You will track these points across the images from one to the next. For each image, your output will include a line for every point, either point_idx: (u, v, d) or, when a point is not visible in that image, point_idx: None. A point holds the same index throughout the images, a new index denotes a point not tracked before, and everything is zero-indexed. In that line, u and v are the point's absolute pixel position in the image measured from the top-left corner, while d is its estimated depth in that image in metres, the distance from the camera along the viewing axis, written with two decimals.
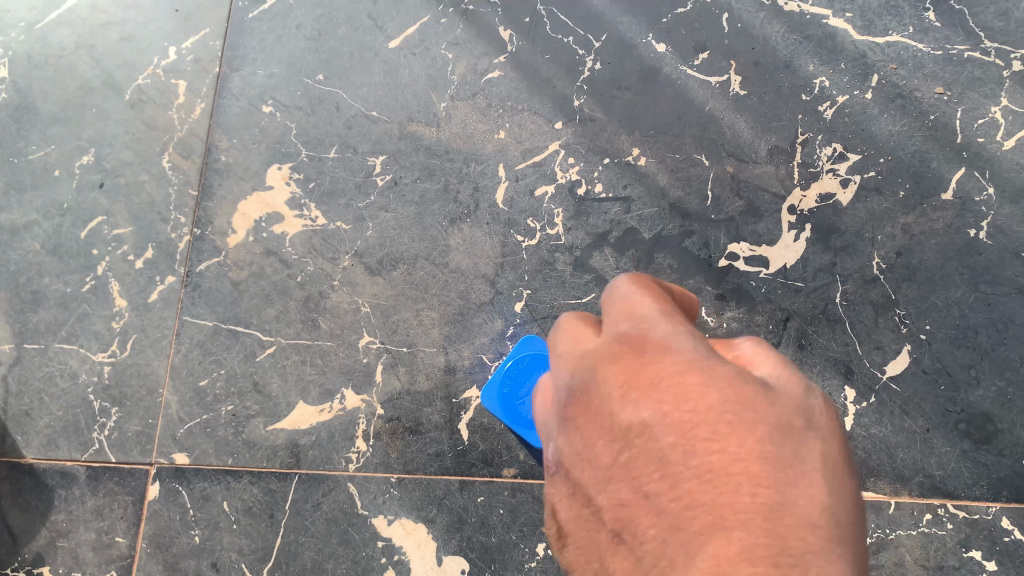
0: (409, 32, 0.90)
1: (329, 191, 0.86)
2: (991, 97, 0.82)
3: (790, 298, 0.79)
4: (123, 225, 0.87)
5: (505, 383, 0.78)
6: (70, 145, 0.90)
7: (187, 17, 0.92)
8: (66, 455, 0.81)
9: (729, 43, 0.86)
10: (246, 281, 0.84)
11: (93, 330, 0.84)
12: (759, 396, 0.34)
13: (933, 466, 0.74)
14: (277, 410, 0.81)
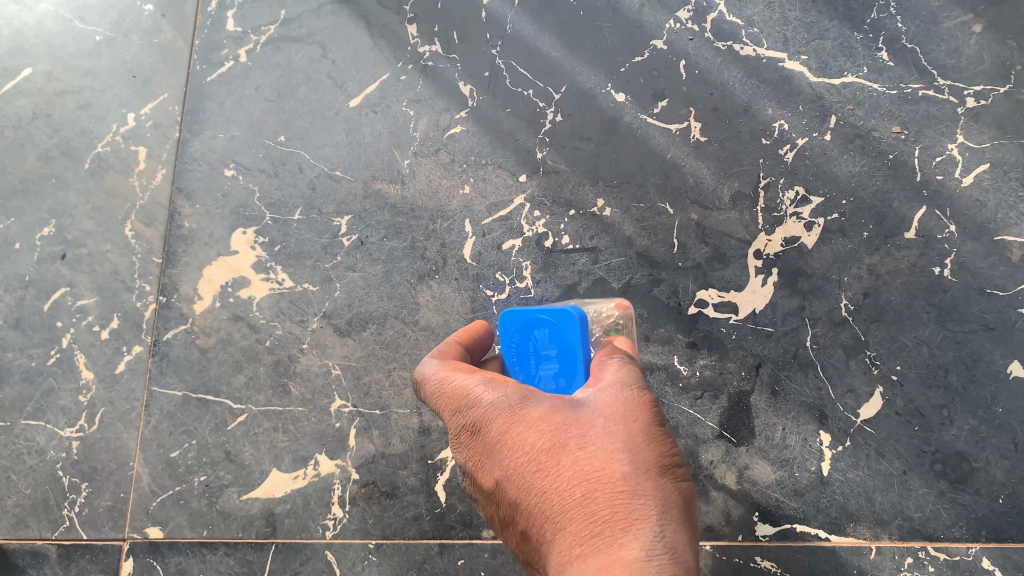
0: (369, 90, 0.90)
1: (295, 253, 0.86)
2: (947, 134, 0.83)
3: (761, 343, 0.79)
4: (87, 295, 0.86)
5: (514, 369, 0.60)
6: (31, 216, 0.89)
7: (144, 82, 0.92)
8: (37, 534, 0.80)
9: (687, 90, 0.87)
10: (214, 347, 0.84)
11: (60, 405, 0.83)
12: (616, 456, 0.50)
13: (912, 508, 0.75)
14: (251, 479, 0.80)
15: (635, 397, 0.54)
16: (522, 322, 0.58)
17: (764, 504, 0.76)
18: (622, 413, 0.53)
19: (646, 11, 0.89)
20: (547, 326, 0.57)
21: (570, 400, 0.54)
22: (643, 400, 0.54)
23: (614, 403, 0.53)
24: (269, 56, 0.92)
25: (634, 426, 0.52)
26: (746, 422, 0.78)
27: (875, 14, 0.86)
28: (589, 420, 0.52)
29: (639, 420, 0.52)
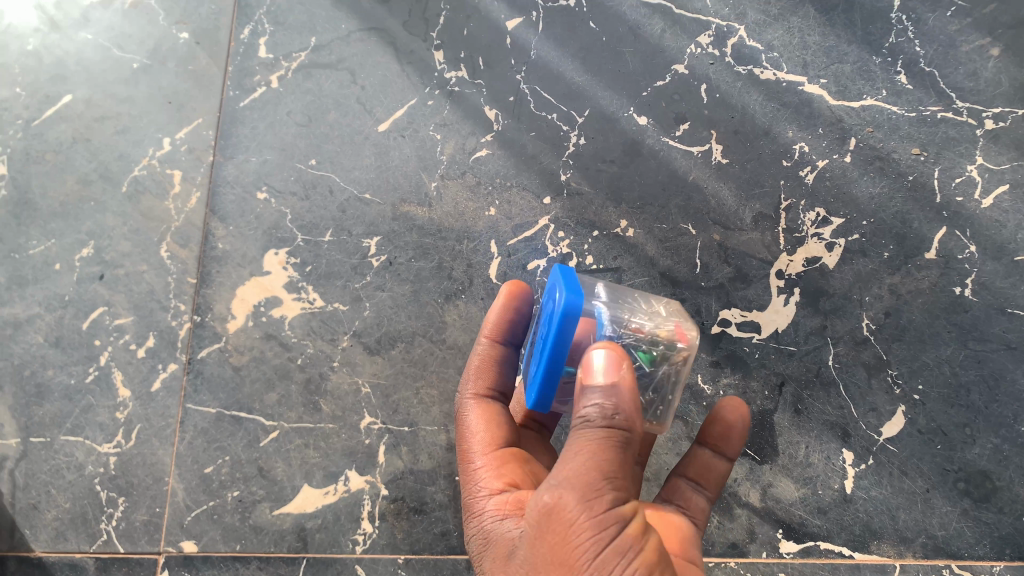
0: (398, 115, 0.93)
1: (326, 273, 0.88)
2: (966, 156, 0.84)
3: (784, 362, 0.80)
4: (124, 314, 0.89)
5: None
6: (70, 238, 0.92)
7: (179, 108, 0.95)
8: (75, 547, 0.82)
9: (709, 113, 0.88)
10: (247, 365, 0.86)
11: (97, 421, 0.85)
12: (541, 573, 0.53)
13: (935, 526, 0.76)
14: (282, 494, 0.82)
15: (560, 529, 0.52)
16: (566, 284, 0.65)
17: (788, 521, 0.77)
18: (548, 552, 0.53)
19: (668, 36, 0.91)
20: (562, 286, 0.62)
21: (511, 552, 0.56)
22: (570, 524, 0.52)
23: (540, 548, 0.53)
24: (301, 82, 0.94)
25: (560, 564, 0.52)
26: (769, 440, 0.79)
27: (893, 38, 0.88)
28: (521, 573, 0.54)
29: (570, 547, 0.52)
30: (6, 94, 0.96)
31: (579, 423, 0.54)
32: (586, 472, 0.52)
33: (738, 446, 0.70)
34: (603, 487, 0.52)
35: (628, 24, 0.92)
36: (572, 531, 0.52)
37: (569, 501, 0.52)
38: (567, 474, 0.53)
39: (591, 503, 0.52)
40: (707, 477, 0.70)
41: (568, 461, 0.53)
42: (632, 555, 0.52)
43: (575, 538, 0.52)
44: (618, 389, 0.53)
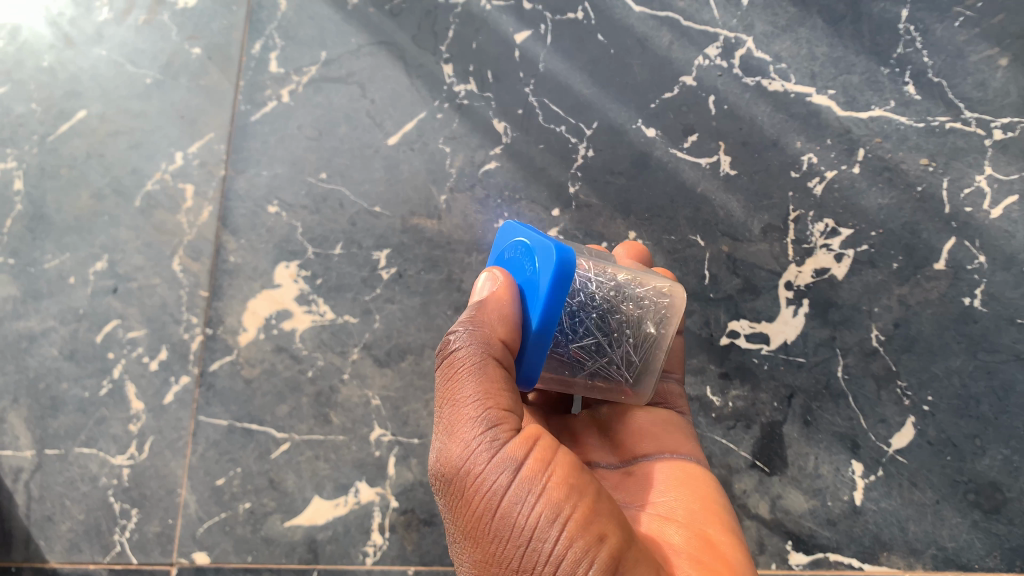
0: (407, 129, 0.93)
1: (336, 286, 0.89)
2: (975, 166, 0.84)
3: (793, 373, 0.81)
4: (137, 327, 0.90)
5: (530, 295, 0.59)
6: (84, 251, 0.93)
7: (191, 122, 0.96)
8: (89, 558, 0.83)
9: (717, 125, 0.89)
10: (258, 378, 0.86)
11: (111, 433, 0.86)
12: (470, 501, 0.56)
13: (945, 538, 0.75)
14: (294, 506, 0.82)
15: (456, 486, 0.56)
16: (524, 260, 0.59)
17: (797, 533, 0.77)
18: (458, 510, 0.57)
19: (675, 48, 0.91)
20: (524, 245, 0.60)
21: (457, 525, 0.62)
22: (468, 471, 0.56)
23: (451, 503, 0.57)
24: (311, 96, 0.95)
25: (468, 519, 0.56)
26: (778, 452, 0.79)
27: (901, 48, 0.88)
28: (451, 532, 0.59)
29: (473, 486, 0.55)
30: (22, 109, 0.98)
31: (446, 364, 0.60)
32: (458, 421, 0.57)
33: (680, 309, 0.77)
34: (473, 424, 0.56)
35: (636, 36, 0.92)
36: (468, 481, 0.56)
37: (455, 457, 0.57)
38: (450, 430, 0.58)
39: (468, 443, 0.56)
40: (669, 359, 0.78)
41: (450, 394, 0.59)
42: (533, 490, 0.54)
43: (472, 488, 0.56)
44: (481, 315, 0.59)
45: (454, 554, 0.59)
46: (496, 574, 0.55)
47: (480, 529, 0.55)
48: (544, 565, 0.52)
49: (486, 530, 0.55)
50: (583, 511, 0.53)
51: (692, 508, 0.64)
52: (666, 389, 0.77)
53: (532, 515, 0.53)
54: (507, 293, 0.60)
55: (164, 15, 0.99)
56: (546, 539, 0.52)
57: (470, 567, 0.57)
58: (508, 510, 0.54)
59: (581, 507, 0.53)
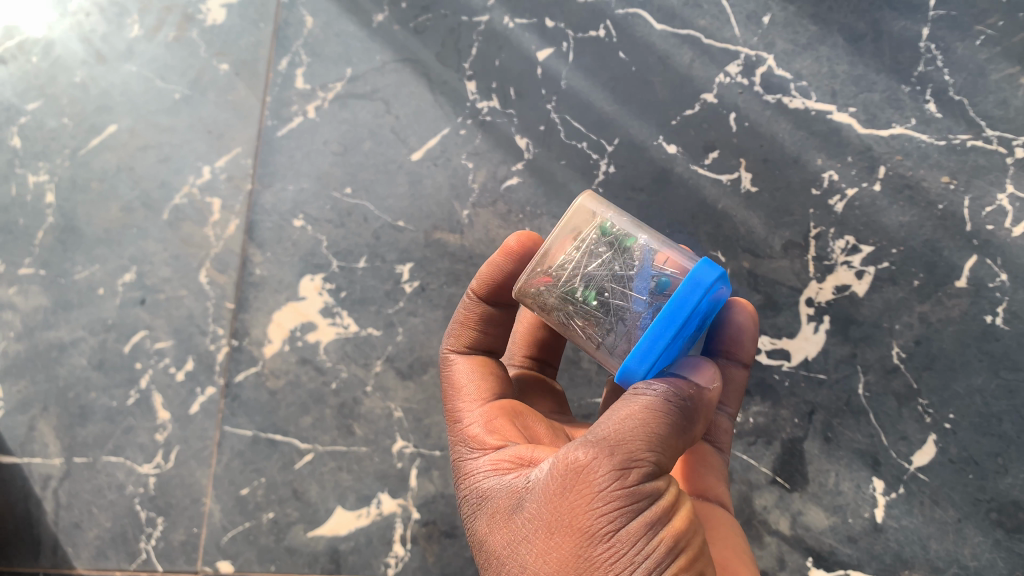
0: (430, 144, 0.95)
1: (360, 299, 0.90)
2: (997, 184, 0.84)
3: (813, 390, 0.81)
4: (164, 338, 0.91)
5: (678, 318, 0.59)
6: (113, 263, 0.95)
7: (219, 137, 0.98)
8: (115, 565, 0.85)
9: (738, 142, 0.89)
10: (283, 389, 0.88)
11: (138, 442, 0.88)
12: (590, 499, 0.54)
13: (967, 556, 0.75)
14: (317, 516, 0.84)
15: (586, 487, 0.55)
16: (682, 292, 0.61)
17: (818, 550, 0.78)
18: (573, 505, 0.55)
19: (696, 66, 0.92)
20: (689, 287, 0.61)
21: (519, 509, 0.58)
22: (607, 478, 0.55)
23: (567, 495, 0.55)
24: (337, 112, 0.97)
25: (580, 521, 0.55)
26: (799, 468, 0.80)
27: (922, 67, 0.88)
28: (542, 516, 0.56)
29: (609, 493, 0.54)
30: (54, 124, 1.00)
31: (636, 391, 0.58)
32: (627, 432, 0.56)
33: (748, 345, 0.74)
34: (637, 446, 0.55)
35: (657, 54, 0.93)
36: (605, 487, 0.54)
37: (604, 462, 0.55)
38: (609, 434, 0.56)
39: (622, 458, 0.55)
40: (725, 392, 0.75)
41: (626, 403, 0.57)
42: (664, 525, 0.55)
43: (608, 494, 0.54)
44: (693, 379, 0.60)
45: (527, 538, 0.56)
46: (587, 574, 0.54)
47: (593, 538, 0.54)
48: None
49: (601, 542, 0.54)
50: (695, 554, 0.56)
51: (724, 555, 0.63)
52: (714, 423, 0.76)
53: (659, 546, 0.54)
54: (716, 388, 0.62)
55: (193, 32, 1.01)
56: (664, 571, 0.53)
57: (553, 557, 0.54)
58: (629, 529, 0.54)
59: (693, 550, 0.56)
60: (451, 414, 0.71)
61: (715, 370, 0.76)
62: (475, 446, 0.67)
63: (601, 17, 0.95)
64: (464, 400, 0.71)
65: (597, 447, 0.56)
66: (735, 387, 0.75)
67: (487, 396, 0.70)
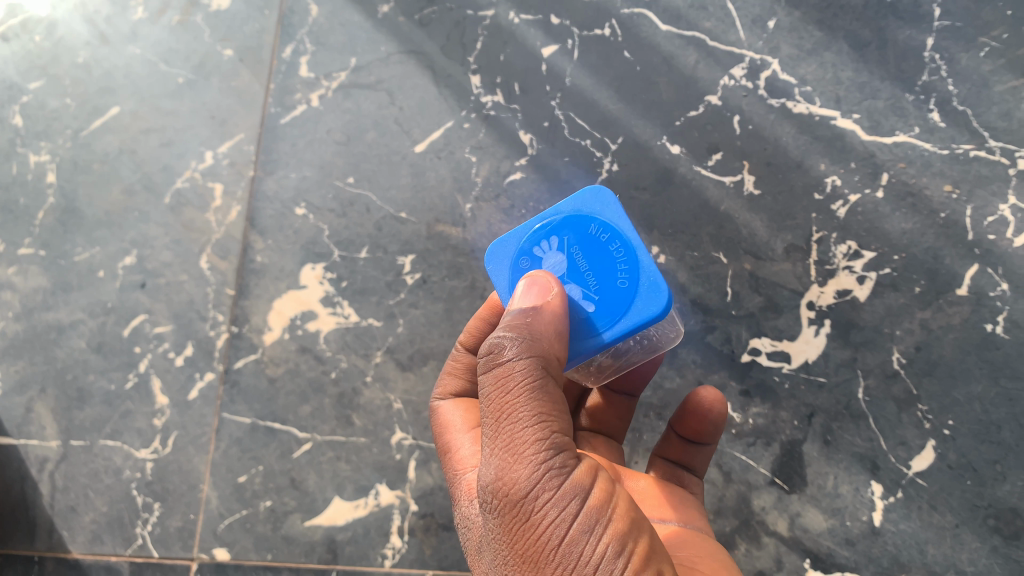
0: (435, 137, 0.94)
1: (361, 290, 0.90)
2: (999, 195, 0.84)
3: (813, 393, 0.82)
4: (164, 323, 0.91)
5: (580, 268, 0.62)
6: (114, 246, 0.94)
7: (223, 123, 0.97)
8: (111, 550, 0.84)
9: (741, 145, 0.90)
10: (282, 377, 0.87)
11: (135, 427, 0.88)
12: (526, 526, 0.54)
13: (964, 561, 0.76)
14: (314, 506, 0.83)
15: (517, 513, 0.54)
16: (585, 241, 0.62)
17: (815, 552, 0.78)
18: (513, 533, 0.54)
19: (701, 68, 0.92)
20: (597, 229, 0.62)
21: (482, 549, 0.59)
22: (526, 494, 0.54)
23: (503, 525, 0.55)
24: (340, 102, 0.96)
25: (524, 546, 0.54)
26: (798, 470, 0.80)
27: (926, 76, 0.88)
28: (495, 551, 0.56)
29: (538, 512, 0.54)
30: (56, 104, 0.99)
31: (497, 377, 0.57)
32: (518, 435, 0.55)
33: (714, 422, 0.73)
34: (535, 448, 0.54)
35: (662, 54, 0.93)
36: (531, 506, 0.54)
37: (519, 481, 0.54)
38: (506, 446, 0.55)
39: (529, 467, 0.54)
40: (688, 459, 0.77)
41: (504, 407, 0.56)
42: (600, 522, 0.54)
43: (535, 512, 0.54)
44: (535, 334, 0.56)
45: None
46: None
47: (543, 561, 0.53)
48: None
49: (547, 561, 0.53)
50: (643, 547, 0.53)
51: (714, 566, 0.64)
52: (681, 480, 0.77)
53: (605, 550, 0.52)
54: (558, 304, 0.58)
55: (197, 17, 1.00)
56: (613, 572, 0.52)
57: None
58: (572, 541, 0.53)
59: (640, 545, 0.54)
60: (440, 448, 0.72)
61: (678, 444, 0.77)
62: (461, 469, 0.68)
63: (606, 16, 0.95)
64: (449, 430, 0.71)
65: (507, 466, 0.55)
66: (702, 455, 0.77)
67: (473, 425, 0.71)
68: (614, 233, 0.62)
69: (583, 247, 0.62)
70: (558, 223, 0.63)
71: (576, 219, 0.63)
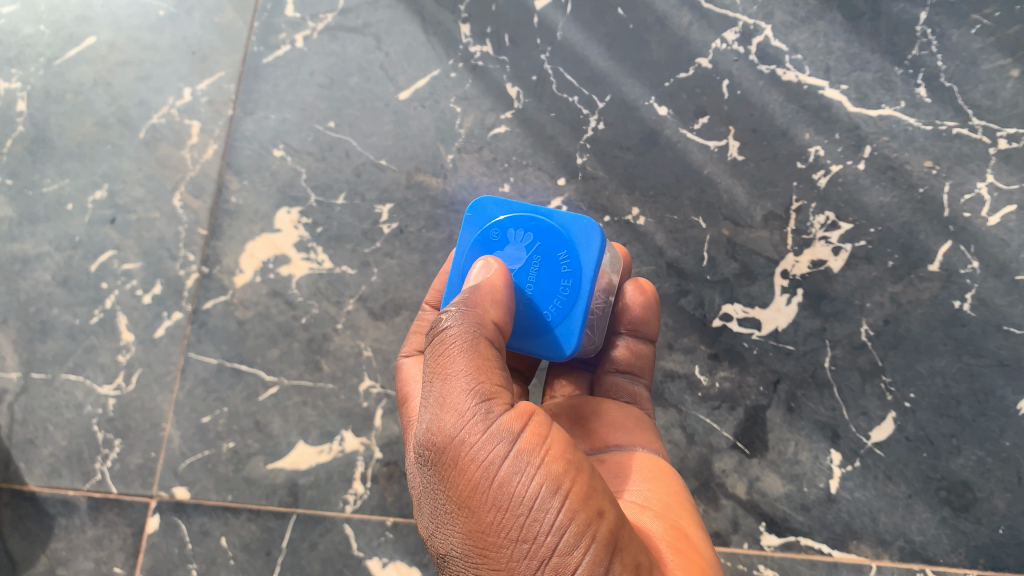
0: (419, 85, 0.93)
1: (336, 236, 0.89)
2: (977, 173, 0.85)
3: (781, 360, 0.82)
4: (133, 260, 0.89)
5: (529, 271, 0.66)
6: (83, 179, 0.93)
7: (203, 59, 0.95)
8: (69, 484, 0.84)
9: (728, 109, 0.89)
10: (252, 320, 0.87)
11: (99, 362, 0.87)
12: (460, 473, 0.54)
13: (914, 531, 0.77)
14: (278, 449, 0.83)
15: (452, 460, 0.54)
16: (544, 250, 0.66)
17: (771, 516, 0.79)
18: (450, 482, 0.54)
19: (694, 29, 0.91)
20: (566, 253, 0.66)
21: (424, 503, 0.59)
22: (460, 440, 0.54)
23: (440, 476, 0.55)
24: (325, 44, 0.95)
25: (461, 493, 0.54)
26: (759, 435, 0.81)
27: (916, 50, 0.88)
28: (436, 502, 0.56)
29: (469, 458, 0.54)
30: (30, 30, 0.97)
31: (437, 348, 0.59)
32: (453, 392, 0.56)
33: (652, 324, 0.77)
34: (466, 400, 0.55)
35: (656, 13, 0.92)
36: (464, 453, 0.54)
37: (453, 428, 0.54)
38: (442, 402, 0.56)
39: (461, 417, 0.54)
40: (638, 365, 0.77)
41: (442, 371, 0.57)
42: (533, 462, 0.53)
43: (467, 459, 0.54)
44: (474, 305, 0.60)
45: (438, 531, 0.57)
46: (493, 543, 0.53)
47: (479, 506, 0.53)
48: (544, 538, 0.51)
49: (483, 504, 0.53)
50: (582, 484, 0.53)
51: (667, 499, 0.64)
52: (632, 393, 0.77)
53: (540, 488, 0.52)
54: (498, 278, 0.62)
55: None
56: (547, 511, 0.51)
57: (460, 539, 0.54)
58: (505, 481, 0.53)
59: (579, 481, 0.53)
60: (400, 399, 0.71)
61: (626, 347, 0.77)
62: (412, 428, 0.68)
63: None
64: (409, 386, 0.70)
65: (442, 419, 0.55)
66: (643, 359, 0.78)
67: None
68: (575, 271, 0.65)
69: (542, 262, 0.66)
70: (540, 232, 0.66)
71: (558, 228, 0.66)
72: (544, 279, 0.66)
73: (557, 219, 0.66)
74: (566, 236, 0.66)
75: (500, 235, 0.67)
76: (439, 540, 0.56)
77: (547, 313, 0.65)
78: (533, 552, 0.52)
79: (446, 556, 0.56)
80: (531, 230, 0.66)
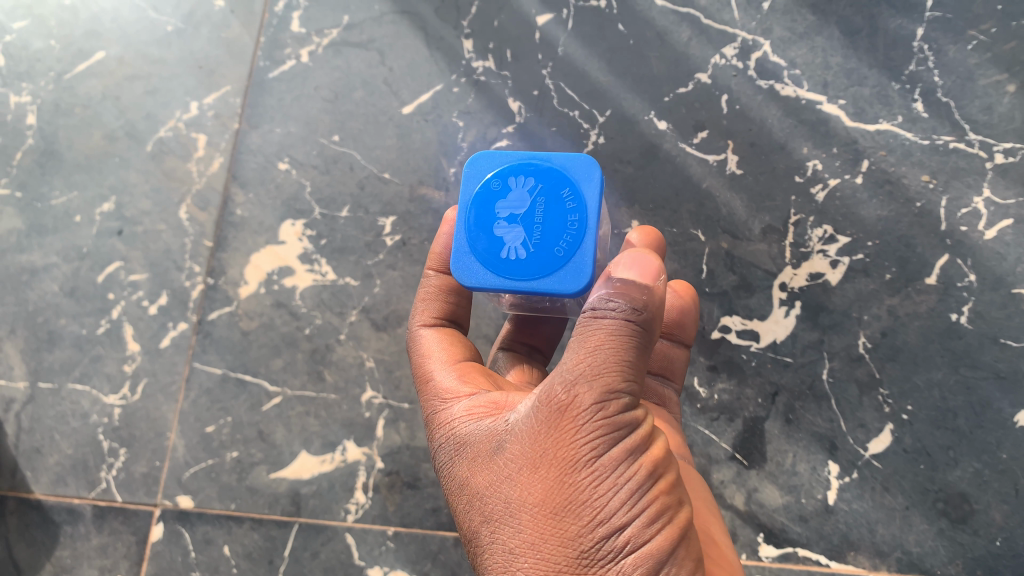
0: (422, 99, 0.94)
1: (339, 248, 0.89)
2: (974, 187, 0.85)
3: (779, 372, 0.83)
4: (139, 271, 0.91)
5: (534, 212, 0.61)
6: (91, 191, 0.94)
7: (209, 73, 0.97)
8: (74, 492, 0.85)
9: (727, 124, 0.90)
10: (256, 331, 0.88)
11: (105, 372, 0.88)
12: (574, 434, 0.52)
13: (911, 542, 0.78)
14: (280, 459, 0.84)
15: (570, 422, 0.52)
16: (546, 190, 0.61)
17: (769, 527, 0.79)
18: (556, 437, 0.53)
19: (693, 45, 0.93)
20: (571, 190, 0.61)
21: (494, 449, 0.56)
22: (590, 408, 0.52)
23: (548, 428, 0.53)
24: (330, 59, 0.96)
25: (564, 452, 0.52)
26: (758, 446, 0.82)
27: (913, 66, 0.89)
28: (524, 449, 0.54)
29: (593, 424, 0.52)
30: (39, 45, 0.98)
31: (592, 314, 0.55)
32: (599, 362, 0.53)
33: (691, 328, 0.80)
34: (611, 373, 0.53)
35: (656, 29, 0.94)
36: (588, 419, 0.52)
37: (586, 394, 0.52)
38: (579, 364, 0.53)
39: (598, 388, 0.52)
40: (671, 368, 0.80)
41: (591, 335, 0.54)
42: (640, 449, 0.53)
43: (590, 425, 0.52)
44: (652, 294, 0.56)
45: (508, 475, 0.54)
46: (577, 508, 0.52)
47: (576, 468, 0.52)
48: (629, 517, 0.52)
49: (583, 472, 0.52)
50: (669, 483, 0.55)
51: (698, 504, 0.67)
52: (663, 396, 0.80)
53: (638, 476, 0.53)
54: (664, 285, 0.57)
55: None
56: (639, 495, 0.53)
57: (539, 492, 0.53)
58: (612, 458, 0.53)
59: (667, 479, 0.55)
60: (419, 377, 0.70)
61: (662, 350, 0.80)
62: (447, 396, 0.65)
63: None
64: (430, 361, 0.70)
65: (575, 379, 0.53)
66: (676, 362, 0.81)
67: (453, 354, 0.70)
68: (581, 207, 0.61)
69: (547, 203, 0.61)
70: (541, 173, 0.62)
71: (556, 165, 0.62)
72: (549, 217, 0.60)
73: (556, 157, 0.62)
74: (568, 173, 0.62)
75: (501, 186, 0.62)
76: (507, 486, 0.54)
77: (559, 250, 0.59)
78: (611, 525, 0.52)
79: (512, 504, 0.53)
80: (533, 172, 0.62)
